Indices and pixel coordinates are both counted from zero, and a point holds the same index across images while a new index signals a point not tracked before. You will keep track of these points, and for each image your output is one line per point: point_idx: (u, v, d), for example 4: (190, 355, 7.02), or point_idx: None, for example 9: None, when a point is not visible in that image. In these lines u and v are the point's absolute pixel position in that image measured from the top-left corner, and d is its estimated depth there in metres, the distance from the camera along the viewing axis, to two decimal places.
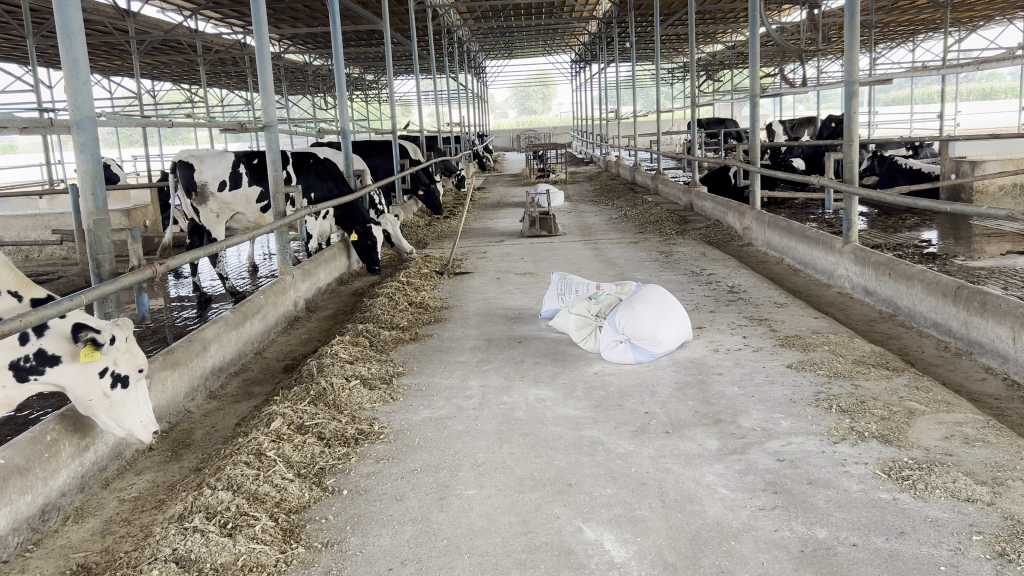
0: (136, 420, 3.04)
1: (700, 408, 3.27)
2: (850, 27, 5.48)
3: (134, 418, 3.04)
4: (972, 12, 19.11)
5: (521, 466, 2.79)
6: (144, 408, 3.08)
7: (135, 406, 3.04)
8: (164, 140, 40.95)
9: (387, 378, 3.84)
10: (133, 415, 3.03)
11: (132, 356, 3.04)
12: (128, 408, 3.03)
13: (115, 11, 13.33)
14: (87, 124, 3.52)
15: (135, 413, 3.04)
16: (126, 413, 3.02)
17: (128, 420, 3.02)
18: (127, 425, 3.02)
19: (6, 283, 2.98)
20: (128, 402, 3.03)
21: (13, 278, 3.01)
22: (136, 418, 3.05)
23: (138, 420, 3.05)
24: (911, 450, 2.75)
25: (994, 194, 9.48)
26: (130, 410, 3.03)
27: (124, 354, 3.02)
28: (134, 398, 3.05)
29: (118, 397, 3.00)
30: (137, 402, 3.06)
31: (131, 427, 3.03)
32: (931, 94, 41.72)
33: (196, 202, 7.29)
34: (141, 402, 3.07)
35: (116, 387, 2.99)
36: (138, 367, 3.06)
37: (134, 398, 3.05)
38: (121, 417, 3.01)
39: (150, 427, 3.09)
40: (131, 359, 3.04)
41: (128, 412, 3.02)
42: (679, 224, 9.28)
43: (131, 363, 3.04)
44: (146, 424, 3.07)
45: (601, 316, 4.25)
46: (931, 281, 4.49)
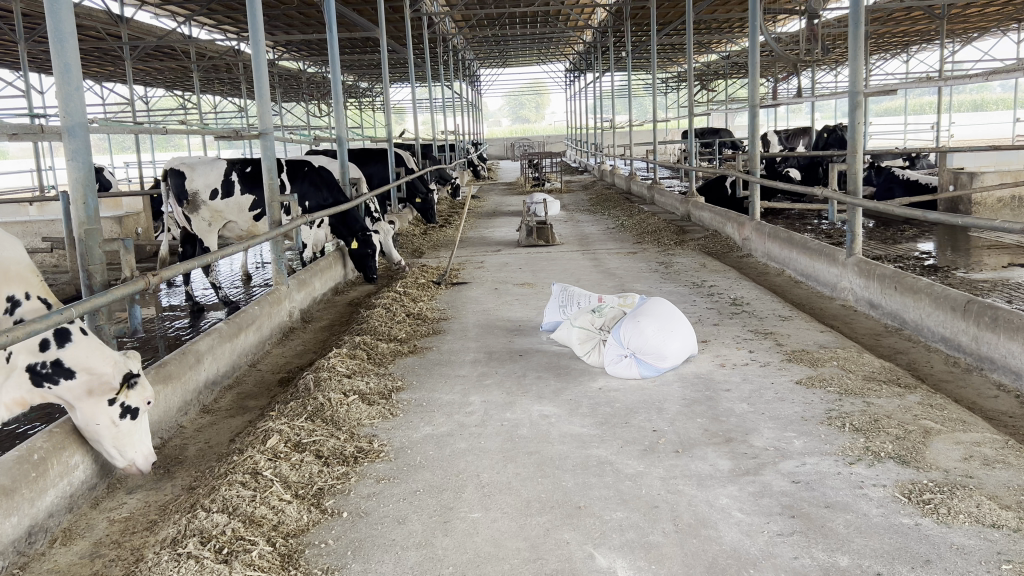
0: (139, 451, 2.99)
1: (709, 426, 3.18)
2: (855, 37, 5.42)
3: (136, 448, 2.99)
4: (967, 24, 19.19)
5: (526, 487, 2.69)
6: (145, 440, 3.02)
7: (139, 438, 2.99)
8: (157, 146, 40.75)
9: (387, 394, 3.74)
10: (137, 446, 2.98)
11: (144, 390, 3.00)
12: (134, 439, 2.98)
13: (108, 17, 13.23)
14: (79, 131, 3.42)
15: (139, 444, 2.99)
16: (130, 443, 2.96)
17: (131, 451, 2.96)
18: (130, 456, 2.96)
19: (34, 288, 2.98)
20: (134, 433, 2.97)
21: (38, 284, 3.00)
22: (139, 449, 3.00)
23: (140, 450, 2.99)
24: (930, 471, 2.67)
25: (992, 206, 9.44)
26: (135, 440, 2.97)
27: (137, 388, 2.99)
28: (139, 430, 2.99)
29: (126, 427, 2.94)
30: (142, 434, 3.00)
31: (133, 457, 2.97)
32: (923, 105, 42.06)
33: (188, 211, 7.21)
34: (144, 433, 3.02)
35: (125, 417, 2.94)
36: (146, 401, 3.01)
37: (139, 430, 3.00)
38: (125, 447, 2.94)
39: (148, 458, 3.02)
40: (142, 393, 2.99)
41: (133, 443, 2.97)
42: (676, 234, 9.21)
43: (141, 397, 2.99)
44: (146, 454, 3.01)
45: (604, 329, 4.16)
46: (939, 295, 4.41)
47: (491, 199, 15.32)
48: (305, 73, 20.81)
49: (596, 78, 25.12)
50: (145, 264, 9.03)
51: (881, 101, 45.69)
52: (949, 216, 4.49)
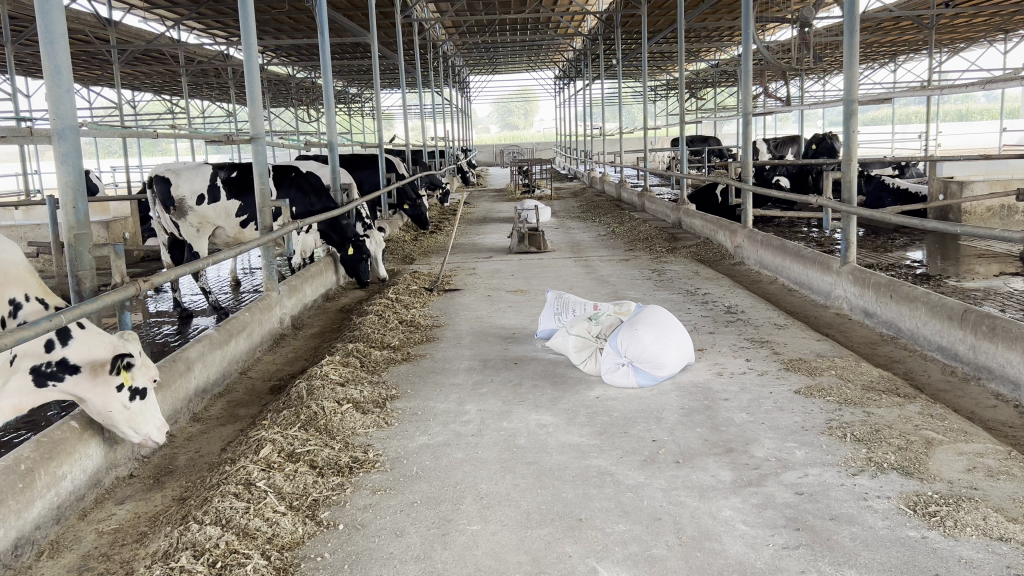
0: (152, 426, 3.14)
1: (709, 435, 3.14)
2: (849, 46, 5.42)
3: (149, 422, 3.13)
4: (955, 34, 19.29)
5: (527, 498, 2.64)
6: (156, 413, 3.17)
7: (151, 414, 3.13)
8: (143, 150, 40.45)
9: (380, 402, 3.68)
10: (150, 421, 3.12)
11: (148, 369, 3.12)
12: (145, 415, 3.12)
13: (96, 20, 13.11)
14: (69, 133, 3.34)
15: (151, 419, 3.13)
16: (144, 420, 3.10)
17: (145, 427, 3.11)
18: (144, 432, 3.11)
19: (32, 289, 2.94)
20: (145, 411, 3.11)
21: (37, 286, 2.97)
22: (151, 423, 3.14)
23: (154, 425, 3.14)
24: (934, 483, 2.64)
25: (982, 215, 9.45)
26: (147, 418, 3.11)
27: (142, 368, 3.11)
28: (150, 406, 3.14)
29: (137, 408, 3.08)
30: (152, 409, 3.14)
31: (148, 432, 3.12)
32: (910, 115, 42.33)
33: (175, 217, 7.12)
34: (155, 408, 3.16)
35: (135, 399, 3.07)
36: (152, 378, 3.15)
37: (149, 407, 3.13)
38: (139, 425, 3.08)
39: (162, 430, 3.18)
40: (147, 371, 3.12)
41: (145, 419, 3.11)
42: (668, 242, 9.19)
43: (147, 376, 3.12)
44: (160, 427, 3.16)
45: (601, 338, 4.12)
46: (936, 304, 4.39)
47: (481, 206, 15.26)
48: (294, 78, 20.71)
49: (586, 85, 25.13)
50: (133, 270, 8.93)
51: (869, 110, 46.01)
52: (940, 224, 4.48)
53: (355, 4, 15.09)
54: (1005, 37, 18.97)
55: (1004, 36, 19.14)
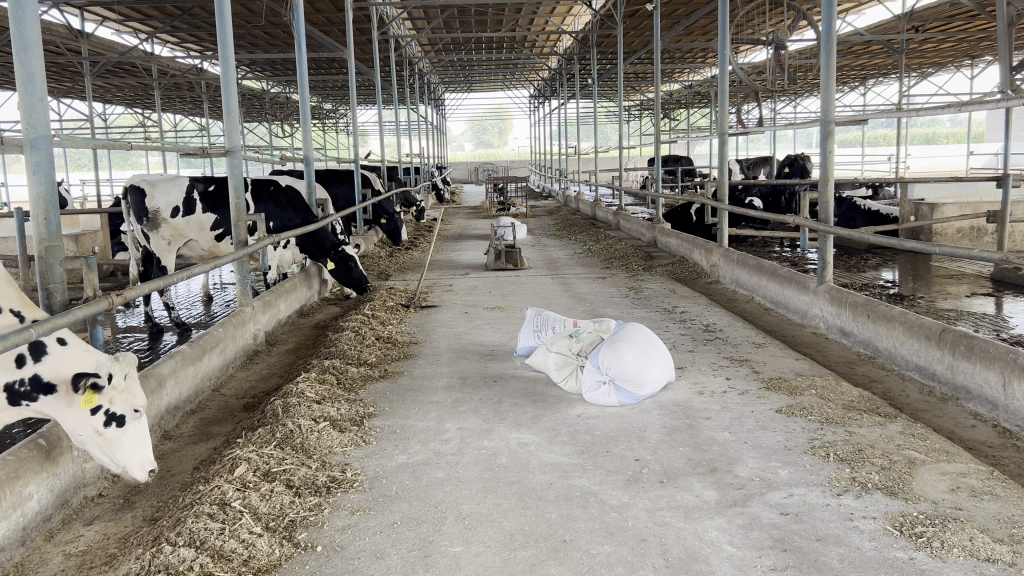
0: (134, 459, 2.93)
1: (692, 455, 3.11)
2: (827, 68, 5.47)
3: (130, 455, 2.93)
4: (924, 59, 19.67)
5: (509, 519, 2.59)
6: (141, 447, 2.95)
7: (132, 445, 2.93)
8: (114, 164, 40.03)
9: (358, 420, 3.61)
10: (129, 452, 2.92)
11: (130, 396, 2.91)
12: (124, 446, 2.92)
13: (68, 31, 12.98)
14: (42, 143, 3.25)
15: (131, 451, 2.92)
16: (122, 451, 2.90)
17: (123, 459, 2.91)
18: (123, 463, 2.91)
19: (8, 302, 2.86)
20: (125, 441, 2.91)
21: (14, 296, 2.90)
22: (132, 456, 2.93)
23: (135, 458, 2.93)
24: (919, 503, 2.62)
25: (952, 236, 9.54)
26: (126, 448, 2.92)
27: (123, 394, 2.90)
28: (131, 436, 2.93)
29: (113, 435, 2.89)
30: (134, 441, 2.93)
31: (127, 464, 2.92)
32: (879, 138, 43.12)
33: (147, 229, 6.96)
34: (139, 440, 2.95)
35: (111, 425, 2.88)
36: (135, 408, 2.93)
37: (130, 437, 2.93)
38: (116, 454, 2.90)
39: (146, 466, 2.96)
40: (129, 398, 2.91)
41: (124, 450, 2.91)
42: (644, 260, 9.22)
43: (128, 403, 2.91)
44: (143, 463, 2.94)
45: (582, 355, 4.08)
46: (913, 323, 4.41)
47: (456, 223, 15.24)
48: (268, 93, 20.64)
49: (561, 104, 25.26)
50: (103, 284, 8.78)
51: (838, 132, 46.79)
52: (913, 244, 4.50)
53: (331, 19, 15.07)
54: (971, 63, 19.38)
55: (970, 62, 19.55)
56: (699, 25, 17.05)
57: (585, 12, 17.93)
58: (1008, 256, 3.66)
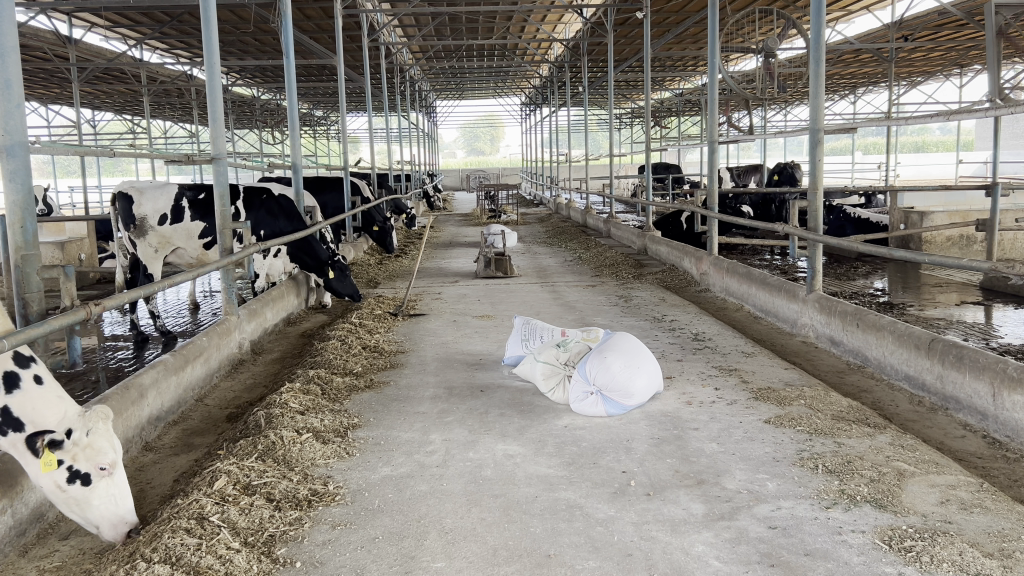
0: (106, 517, 2.68)
1: (680, 466, 3.08)
2: (816, 75, 5.45)
3: (102, 514, 2.68)
4: (914, 67, 19.81)
5: (493, 533, 2.55)
6: (114, 505, 2.70)
7: (103, 503, 2.69)
8: (104, 171, 39.92)
9: (341, 432, 3.56)
10: (98, 511, 2.68)
11: (94, 453, 2.69)
12: (94, 505, 2.68)
13: (56, 37, 12.92)
14: (18, 150, 3.19)
15: (102, 510, 2.69)
16: (91, 508, 2.68)
17: (93, 517, 2.68)
18: (94, 521, 2.68)
19: None
20: (94, 500, 2.68)
21: None
22: (105, 515, 2.68)
23: (107, 517, 2.68)
24: (908, 516, 2.59)
25: (942, 245, 9.50)
26: (97, 506, 2.69)
27: (85, 451, 2.68)
28: (100, 496, 2.68)
29: (78, 493, 2.67)
30: (106, 499, 2.69)
31: (99, 523, 2.68)
32: (869, 146, 43.45)
33: (134, 236, 6.96)
34: (112, 498, 2.70)
35: (75, 482, 2.66)
36: (100, 466, 2.69)
37: (99, 496, 2.68)
38: (85, 512, 2.68)
39: (121, 526, 2.68)
40: (92, 455, 2.69)
41: (93, 508, 2.68)
42: (634, 268, 9.20)
43: (91, 461, 2.69)
44: (116, 522, 2.68)
45: (570, 364, 4.03)
46: (902, 332, 4.39)
47: (447, 230, 15.24)
48: (259, 100, 20.62)
49: (552, 111, 25.31)
50: (89, 291, 8.72)
51: (829, 141, 47.12)
52: (902, 253, 4.48)
53: (322, 26, 15.05)
54: (960, 72, 19.51)
55: (959, 70, 19.70)
56: (689, 34, 17.13)
57: (576, 20, 17.99)
58: (997, 265, 3.63)
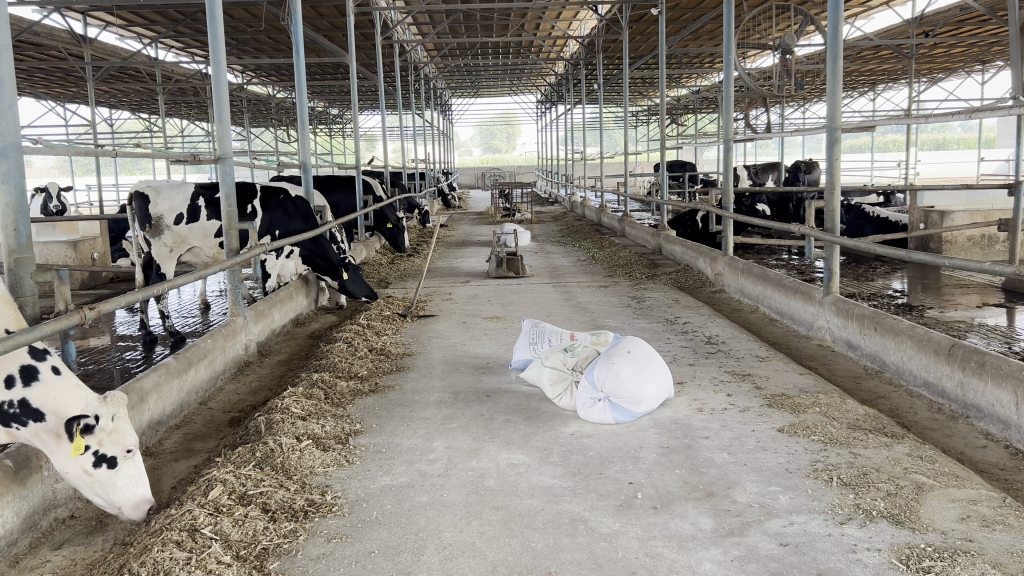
0: (128, 497, 2.82)
1: (688, 477, 2.98)
2: (833, 72, 5.33)
3: (126, 494, 2.82)
4: (934, 64, 19.55)
5: (493, 548, 2.46)
6: (137, 486, 2.84)
7: (126, 485, 2.82)
8: (122, 170, 40.12)
9: (342, 438, 3.48)
10: (122, 493, 2.81)
11: (120, 436, 2.83)
12: (117, 486, 2.81)
13: (70, 36, 12.93)
14: (11, 151, 3.14)
15: (126, 492, 2.82)
16: (114, 489, 2.80)
17: (117, 498, 2.80)
18: (117, 503, 2.81)
19: (5, 320, 2.80)
20: (117, 482, 2.81)
21: (10, 314, 2.83)
22: (127, 495, 2.82)
23: (130, 497, 2.82)
24: (927, 534, 2.48)
25: (963, 244, 9.31)
26: (120, 487, 2.81)
27: (111, 435, 2.82)
28: (124, 477, 2.82)
29: (104, 475, 2.79)
30: (129, 480, 2.83)
31: (122, 504, 2.81)
32: (888, 143, 43.04)
33: (150, 235, 6.91)
34: (135, 480, 2.84)
35: (101, 466, 2.79)
36: (126, 448, 2.85)
37: (123, 477, 2.82)
38: (110, 493, 2.80)
39: (142, 505, 2.84)
40: (118, 439, 2.83)
41: (117, 489, 2.81)
42: (648, 268, 9.08)
43: (118, 444, 2.83)
44: (138, 502, 2.83)
45: (577, 370, 3.94)
46: (921, 337, 4.26)
47: (461, 228, 15.18)
48: (273, 98, 20.62)
49: (567, 109, 25.19)
50: (100, 290, 8.71)
51: (847, 138, 46.71)
52: (921, 256, 4.35)
53: (335, 24, 15.01)
54: (981, 69, 19.23)
55: (980, 67, 19.43)
56: (706, 30, 16.96)
57: (591, 17, 17.85)
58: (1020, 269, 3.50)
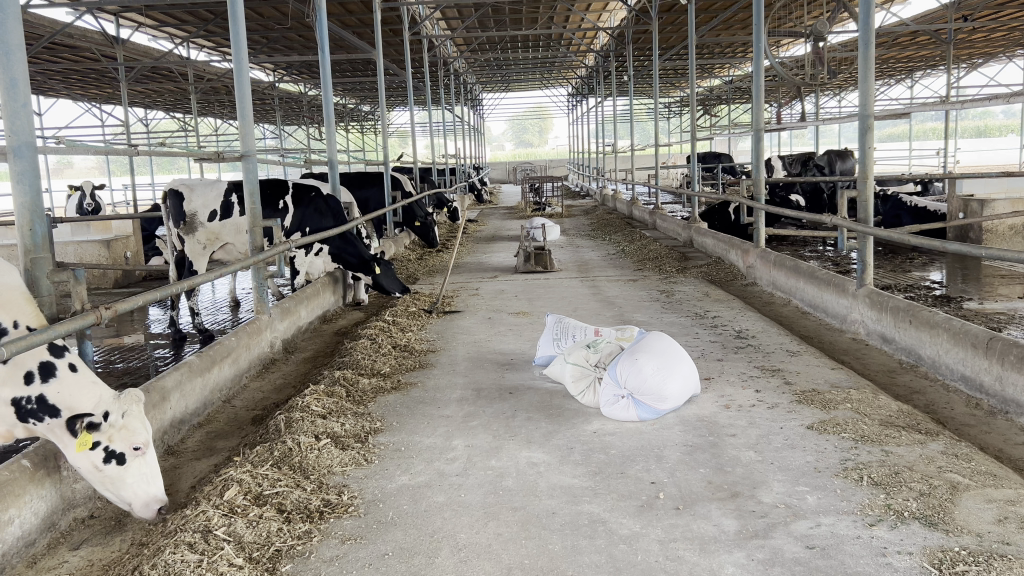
0: (139, 495, 2.77)
1: (713, 477, 2.89)
2: (864, 59, 5.18)
3: (137, 492, 2.77)
4: (974, 49, 19.15)
5: (508, 551, 2.40)
6: (148, 484, 2.79)
7: (136, 481, 2.77)
8: (158, 168, 40.67)
9: (362, 437, 3.44)
10: (132, 490, 2.77)
11: (129, 433, 2.79)
12: (127, 484, 2.77)
13: (104, 38, 13.11)
14: (26, 151, 3.20)
15: (136, 488, 2.77)
16: (125, 487, 2.76)
17: (127, 495, 2.76)
18: (127, 499, 2.77)
19: (25, 317, 2.81)
20: (128, 480, 2.76)
21: (31, 313, 2.84)
22: (138, 493, 2.78)
23: (140, 495, 2.77)
24: (962, 536, 2.37)
25: (1004, 234, 9.07)
26: (131, 484, 2.77)
27: (122, 432, 2.78)
28: (134, 475, 2.77)
29: (114, 472, 2.75)
30: (140, 478, 2.78)
31: (132, 501, 2.77)
32: (927, 131, 42.37)
33: (183, 232, 6.95)
34: (146, 478, 2.79)
35: (111, 462, 2.75)
36: (136, 446, 2.79)
37: (134, 475, 2.78)
38: (120, 490, 2.76)
39: (153, 504, 2.78)
40: (128, 436, 2.79)
41: (127, 487, 2.76)
42: (679, 261, 8.95)
43: (128, 440, 2.78)
44: (149, 500, 2.77)
45: (600, 367, 3.86)
46: (957, 330, 4.13)
47: (491, 223, 15.17)
48: (304, 96, 20.76)
49: (598, 102, 25.05)
50: (133, 289, 8.81)
51: (886, 126, 45.97)
52: (957, 246, 4.21)
53: (363, 21, 15.05)
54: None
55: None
56: (737, 20, 16.74)
57: (620, 8, 17.70)
58: None
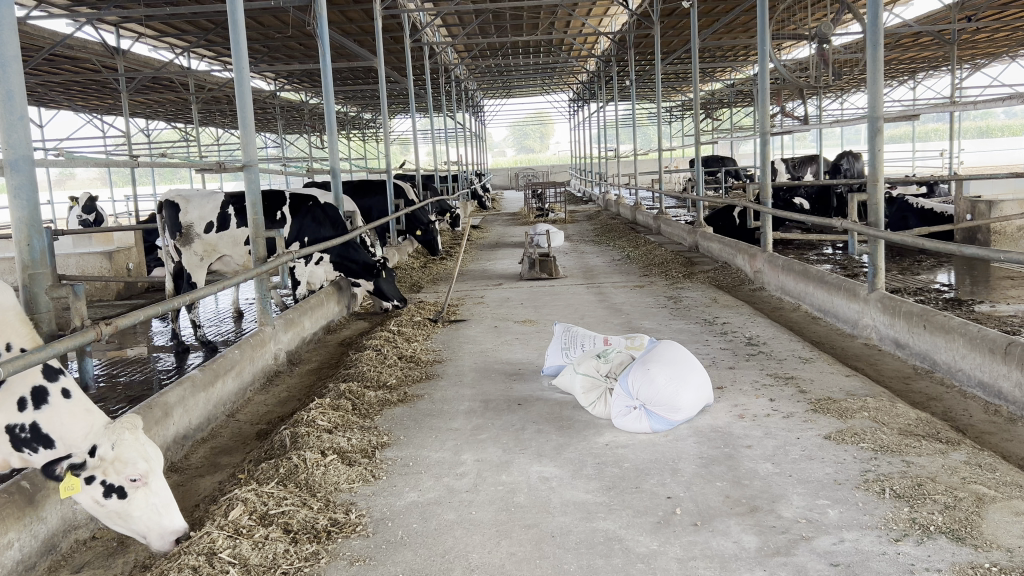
0: (151, 527, 2.62)
1: (730, 491, 2.81)
2: (873, 60, 5.10)
3: (149, 523, 2.62)
4: (976, 49, 19.09)
5: (522, 571, 2.32)
6: (157, 515, 2.62)
7: (143, 515, 2.62)
8: (160, 178, 40.64)
9: (369, 452, 3.37)
10: (142, 522, 2.62)
11: (121, 464, 2.62)
12: (137, 515, 2.62)
13: (104, 49, 13.05)
14: (22, 164, 3.14)
15: (146, 521, 2.62)
16: (135, 519, 2.63)
17: (139, 527, 2.63)
18: (140, 531, 2.63)
19: (18, 340, 2.74)
20: (135, 512, 2.62)
21: (25, 335, 2.77)
22: (151, 525, 2.62)
23: (151, 526, 2.62)
24: (991, 551, 2.29)
25: (1012, 234, 9.00)
26: (139, 517, 2.63)
27: (115, 463, 2.63)
28: (138, 506, 2.62)
29: (117, 506, 2.62)
30: (146, 510, 2.62)
31: (145, 533, 2.63)
32: (929, 132, 42.36)
33: (180, 244, 6.90)
34: (153, 509, 2.63)
35: (112, 496, 2.62)
36: (133, 478, 2.62)
37: (140, 507, 2.62)
38: (131, 523, 2.63)
39: (169, 535, 2.61)
40: (122, 468, 2.62)
41: (137, 519, 2.62)
42: (685, 266, 8.86)
43: (123, 473, 2.62)
44: (163, 532, 2.61)
45: (611, 377, 3.79)
46: (975, 335, 4.04)
47: (494, 230, 15.12)
48: (305, 105, 20.71)
49: (601, 106, 25.01)
50: (135, 300, 8.74)
51: (888, 128, 46.00)
52: (972, 249, 4.11)
53: (364, 28, 15.00)
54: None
55: None
56: (738, 23, 16.71)
57: (622, 13, 17.64)
58: None
